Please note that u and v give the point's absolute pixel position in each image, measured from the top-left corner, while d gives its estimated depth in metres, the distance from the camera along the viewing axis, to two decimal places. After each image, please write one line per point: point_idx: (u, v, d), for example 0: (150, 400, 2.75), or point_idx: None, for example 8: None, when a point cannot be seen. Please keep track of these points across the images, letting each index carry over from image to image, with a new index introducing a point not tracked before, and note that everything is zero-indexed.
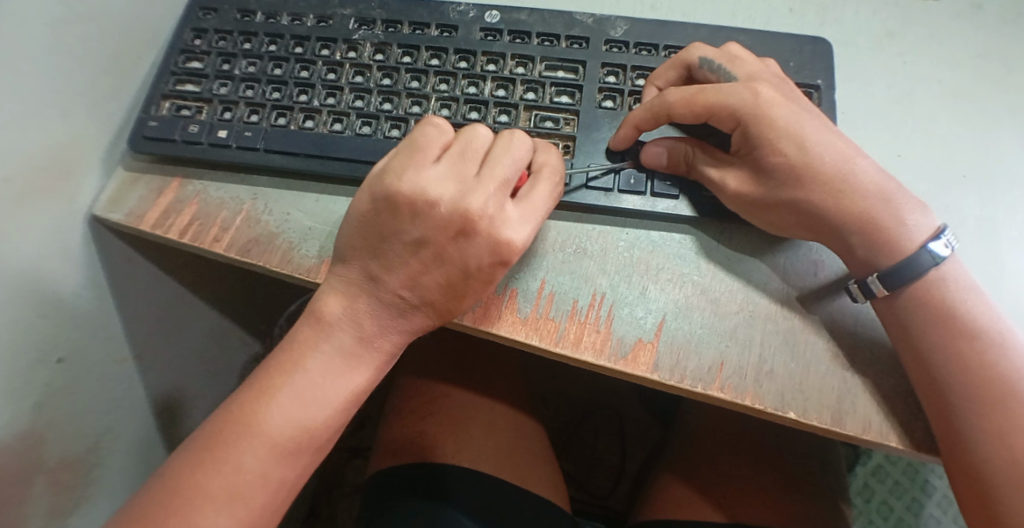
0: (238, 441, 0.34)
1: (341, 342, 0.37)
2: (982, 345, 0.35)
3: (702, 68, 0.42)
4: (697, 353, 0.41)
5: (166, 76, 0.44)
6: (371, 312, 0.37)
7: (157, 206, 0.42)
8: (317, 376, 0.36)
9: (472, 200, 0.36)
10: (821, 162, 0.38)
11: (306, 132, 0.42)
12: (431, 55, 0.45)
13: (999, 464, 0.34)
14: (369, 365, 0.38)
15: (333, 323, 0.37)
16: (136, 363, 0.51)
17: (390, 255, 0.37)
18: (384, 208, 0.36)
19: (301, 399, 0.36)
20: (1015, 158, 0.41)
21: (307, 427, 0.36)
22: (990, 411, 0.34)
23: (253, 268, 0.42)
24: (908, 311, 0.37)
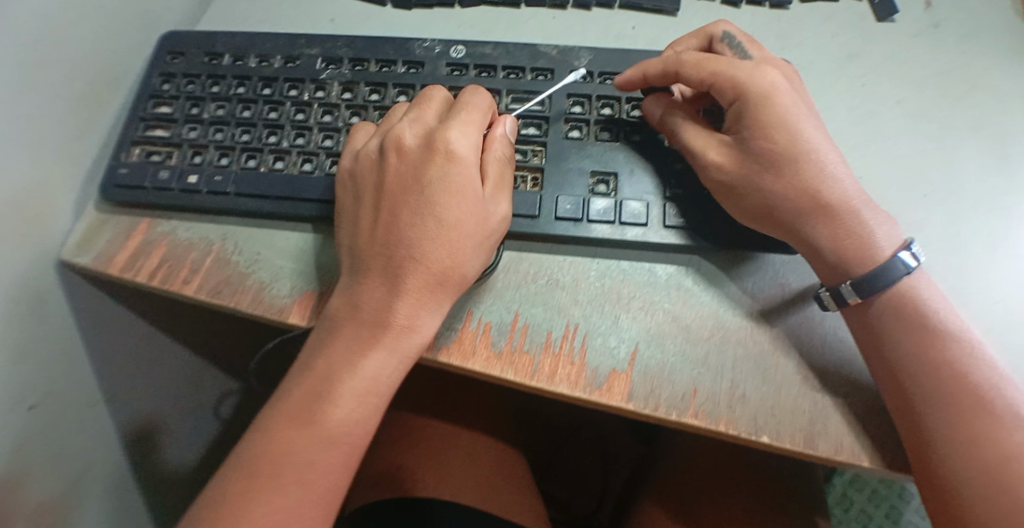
0: (264, 446, 0.35)
1: (347, 333, 0.37)
2: (954, 357, 0.36)
3: (724, 41, 0.43)
4: (670, 381, 0.39)
5: (136, 123, 0.46)
6: (362, 289, 0.38)
7: (126, 248, 0.45)
8: (329, 366, 0.37)
9: (404, 133, 0.39)
10: (804, 155, 0.38)
11: (275, 174, 0.43)
12: (399, 91, 0.45)
13: (972, 477, 0.34)
14: (381, 343, 0.37)
15: (338, 319, 0.38)
16: (109, 405, 0.55)
17: (365, 217, 0.39)
18: (347, 187, 0.40)
19: (317, 395, 0.36)
20: (972, 177, 0.44)
21: (327, 426, 0.35)
22: (963, 421, 0.35)
23: (223, 309, 0.43)
24: (879, 322, 0.37)
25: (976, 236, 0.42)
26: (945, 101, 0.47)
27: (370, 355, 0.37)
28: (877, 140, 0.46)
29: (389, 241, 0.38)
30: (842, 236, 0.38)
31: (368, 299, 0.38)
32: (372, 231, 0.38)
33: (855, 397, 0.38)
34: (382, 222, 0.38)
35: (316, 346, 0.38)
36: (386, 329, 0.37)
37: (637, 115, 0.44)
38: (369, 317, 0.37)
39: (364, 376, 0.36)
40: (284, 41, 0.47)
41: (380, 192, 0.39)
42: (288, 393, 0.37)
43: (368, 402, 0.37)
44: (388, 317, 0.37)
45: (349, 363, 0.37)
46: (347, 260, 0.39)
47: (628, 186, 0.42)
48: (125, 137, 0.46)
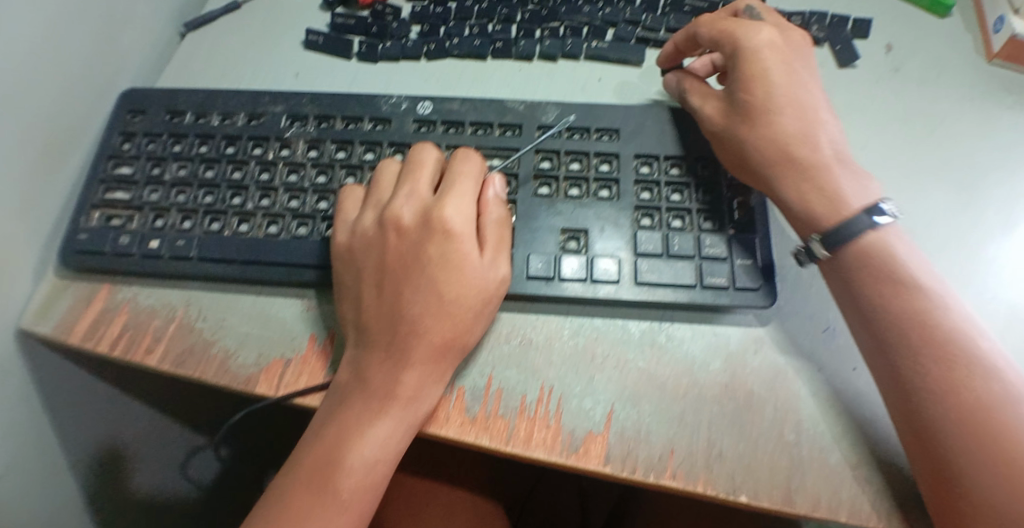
0: (276, 512, 0.35)
1: (353, 405, 0.37)
2: (929, 307, 0.36)
3: (746, 13, 0.46)
4: (647, 442, 0.38)
5: (96, 185, 0.44)
6: (367, 361, 0.38)
7: (86, 316, 0.44)
8: (338, 434, 0.36)
9: (402, 211, 0.39)
10: (795, 126, 0.40)
11: (240, 237, 0.42)
12: (366, 149, 0.44)
13: (953, 429, 0.33)
14: (391, 413, 0.36)
15: (346, 389, 0.38)
16: (73, 470, 0.53)
17: (366, 290, 0.39)
18: (346, 253, 0.40)
19: (328, 463, 0.36)
20: (938, 222, 0.45)
21: (339, 493, 0.35)
22: (941, 370, 0.34)
23: (188, 379, 0.42)
24: (848, 270, 0.38)
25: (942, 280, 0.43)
26: (907, 147, 0.48)
27: (379, 422, 0.36)
28: None
29: (394, 317, 0.38)
30: (807, 188, 0.40)
31: (374, 371, 0.37)
32: (375, 307, 0.38)
33: (829, 452, 0.38)
34: (384, 300, 0.38)
35: (325, 412, 0.38)
36: (393, 398, 0.36)
37: (606, 169, 0.44)
38: (375, 390, 0.37)
39: (376, 445, 0.36)
40: (247, 98, 0.46)
41: (382, 269, 0.39)
42: (300, 458, 0.37)
43: (378, 466, 0.36)
44: (396, 387, 0.37)
45: (359, 431, 0.36)
46: (352, 334, 0.39)
47: (599, 242, 0.42)
48: (84, 200, 0.44)
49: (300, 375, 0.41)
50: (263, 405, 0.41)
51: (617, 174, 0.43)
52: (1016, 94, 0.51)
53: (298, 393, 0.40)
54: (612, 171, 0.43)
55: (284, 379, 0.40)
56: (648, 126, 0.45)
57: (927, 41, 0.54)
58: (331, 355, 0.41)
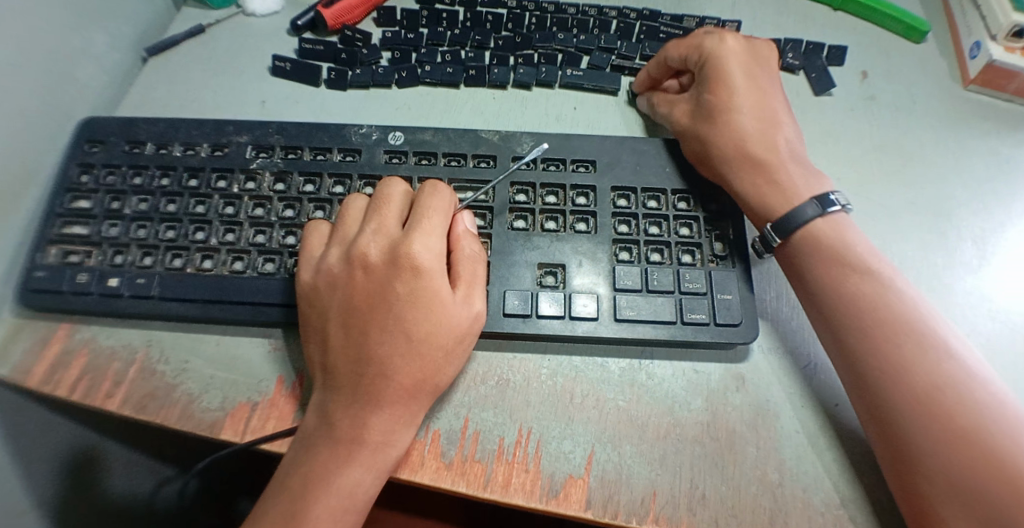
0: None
1: (320, 452, 0.35)
2: (877, 289, 0.38)
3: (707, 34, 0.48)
4: (628, 485, 0.37)
5: (52, 219, 0.42)
6: (335, 404, 0.36)
7: (42, 360, 0.42)
8: (305, 483, 0.35)
9: (367, 248, 0.38)
10: (756, 124, 0.43)
11: (203, 274, 0.40)
12: (335, 181, 0.43)
13: (912, 419, 0.34)
14: (360, 460, 0.35)
15: (313, 436, 0.36)
16: (38, 511, 0.51)
17: (331, 330, 0.37)
18: (310, 291, 0.38)
19: (293, 516, 0.34)
20: (917, 252, 0.45)
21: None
22: (889, 347, 0.36)
23: (150, 425, 0.40)
24: (800, 256, 0.41)
25: None
26: (884, 175, 0.48)
27: (348, 469, 0.35)
28: None
29: (362, 360, 0.36)
30: (762, 183, 0.42)
31: (341, 415, 0.36)
32: (341, 348, 0.37)
33: (813, 492, 0.38)
34: (350, 339, 0.37)
35: (291, 459, 0.36)
36: (362, 443, 0.35)
37: (582, 202, 0.43)
38: (343, 436, 0.35)
39: (344, 495, 0.34)
40: (211, 129, 0.45)
41: (348, 308, 0.37)
42: (263, 511, 0.35)
43: (346, 516, 0.35)
44: (365, 431, 0.35)
45: (327, 478, 0.35)
46: (318, 375, 0.37)
47: (577, 277, 0.41)
48: (39, 236, 0.42)
49: (267, 419, 0.39)
50: (228, 452, 0.39)
51: (593, 207, 0.43)
52: (991, 121, 0.51)
53: (265, 439, 0.38)
54: (589, 204, 0.43)
55: (250, 425, 0.39)
56: (623, 159, 0.45)
57: (904, 68, 0.54)
58: (299, 399, 0.39)
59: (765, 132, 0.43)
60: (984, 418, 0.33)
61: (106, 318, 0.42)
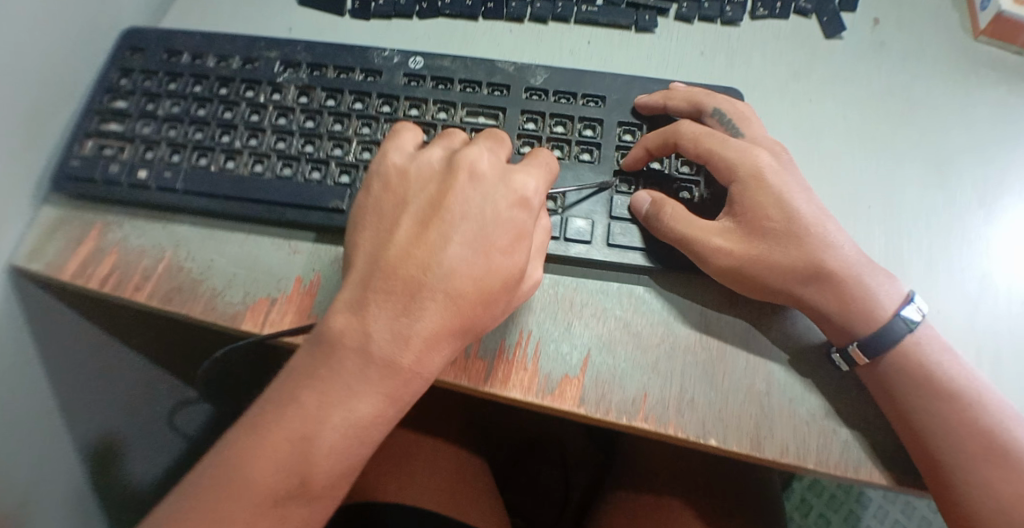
0: (239, 476, 0.33)
1: (345, 375, 0.34)
2: (961, 404, 0.37)
3: (713, 117, 0.45)
4: (621, 386, 0.40)
5: (90, 115, 0.45)
6: (378, 315, 0.34)
7: (76, 256, 0.44)
8: (319, 405, 0.34)
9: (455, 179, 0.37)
10: (802, 239, 0.40)
11: (226, 173, 0.43)
12: (355, 98, 0.45)
13: (938, 425, 0.37)
14: (384, 390, 0.34)
15: (342, 342, 0.34)
16: (60, 414, 0.54)
17: (397, 246, 0.35)
18: (386, 196, 0.38)
19: (305, 435, 0.33)
20: (913, 192, 0.46)
21: (313, 467, 0.33)
22: (908, 361, 0.38)
23: (176, 317, 0.42)
24: (891, 379, 0.38)
25: (917, 250, 0.44)
26: (889, 119, 0.49)
27: (367, 396, 0.34)
28: (822, 155, 0.47)
29: (433, 282, 0.34)
30: (841, 301, 0.39)
31: (381, 329, 0.34)
32: (411, 262, 0.35)
33: (798, 402, 0.40)
34: (422, 255, 0.35)
35: (306, 373, 0.35)
36: (393, 372, 0.34)
37: (589, 134, 0.45)
38: (375, 360, 0.34)
39: (358, 418, 0.34)
40: (243, 43, 0.47)
41: (422, 229, 0.36)
42: (271, 421, 0.34)
43: (352, 440, 0.34)
44: (397, 358, 0.34)
45: (347, 404, 0.34)
46: (358, 282, 0.35)
47: (576, 203, 0.43)
48: (78, 129, 0.45)
49: (285, 314, 0.42)
50: (247, 343, 0.42)
51: (599, 139, 0.45)
52: (1002, 71, 0.51)
53: (283, 331, 0.41)
54: (595, 135, 0.45)
55: (269, 317, 0.41)
56: (632, 98, 0.46)
57: (917, 16, 0.54)
58: (316, 296, 0.42)
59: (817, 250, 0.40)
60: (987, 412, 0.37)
61: (133, 208, 0.45)
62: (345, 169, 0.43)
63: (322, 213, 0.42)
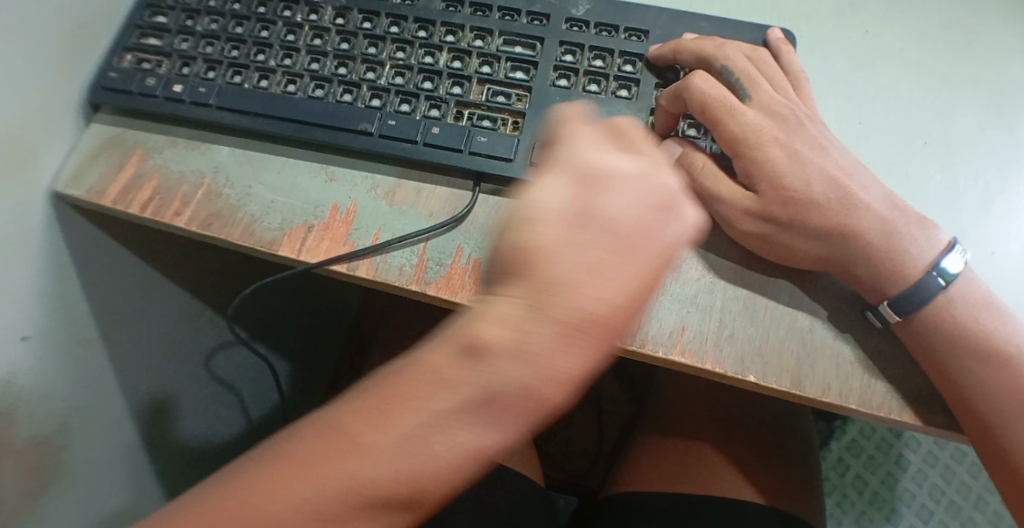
0: (342, 470, 0.27)
1: (490, 399, 0.28)
2: (1001, 358, 0.36)
3: (723, 75, 0.41)
4: (658, 319, 0.39)
5: (132, 30, 0.48)
6: (545, 343, 0.28)
7: (117, 183, 0.45)
8: (448, 410, 0.28)
9: (627, 184, 0.32)
10: (830, 189, 0.38)
11: (258, 91, 0.44)
12: (391, 22, 0.45)
13: (980, 380, 0.35)
14: (521, 419, 0.28)
15: (498, 356, 0.28)
16: (104, 342, 0.55)
17: (570, 254, 0.30)
18: (591, 180, 0.32)
19: (421, 441, 0.28)
20: (975, 128, 0.44)
21: (420, 477, 0.28)
22: (948, 318, 0.36)
23: (214, 242, 0.43)
24: (929, 336, 0.36)
25: (975, 187, 0.42)
26: (951, 51, 0.46)
27: (496, 422, 0.28)
28: (878, 89, 0.45)
29: (621, 305, 0.29)
30: (876, 261, 0.37)
31: (535, 363, 0.28)
32: (585, 286, 0.29)
33: (842, 341, 0.38)
34: (586, 260, 0.30)
35: (440, 378, 0.29)
36: (536, 401, 0.28)
37: (628, 70, 0.43)
38: (524, 390, 0.28)
39: (478, 442, 0.28)
40: None
41: (601, 234, 0.30)
42: (394, 418, 0.28)
43: (469, 463, 0.28)
44: (546, 386, 0.28)
45: (478, 430, 0.28)
46: (522, 298, 0.29)
47: None
48: (118, 43, 0.47)
49: (321, 241, 0.41)
50: (285, 269, 0.42)
51: (638, 75, 0.43)
52: None
53: (320, 257, 0.41)
54: (634, 72, 0.43)
55: (306, 244, 0.41)
56: (677, 34, 0.45)
57: None
58: (353, 224, 0.42)
59: (847, 200, 0.37)
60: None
61: (166, 124, 0.47)
62: (376, 94, 0.43)
63: (348, 135, 0.43)
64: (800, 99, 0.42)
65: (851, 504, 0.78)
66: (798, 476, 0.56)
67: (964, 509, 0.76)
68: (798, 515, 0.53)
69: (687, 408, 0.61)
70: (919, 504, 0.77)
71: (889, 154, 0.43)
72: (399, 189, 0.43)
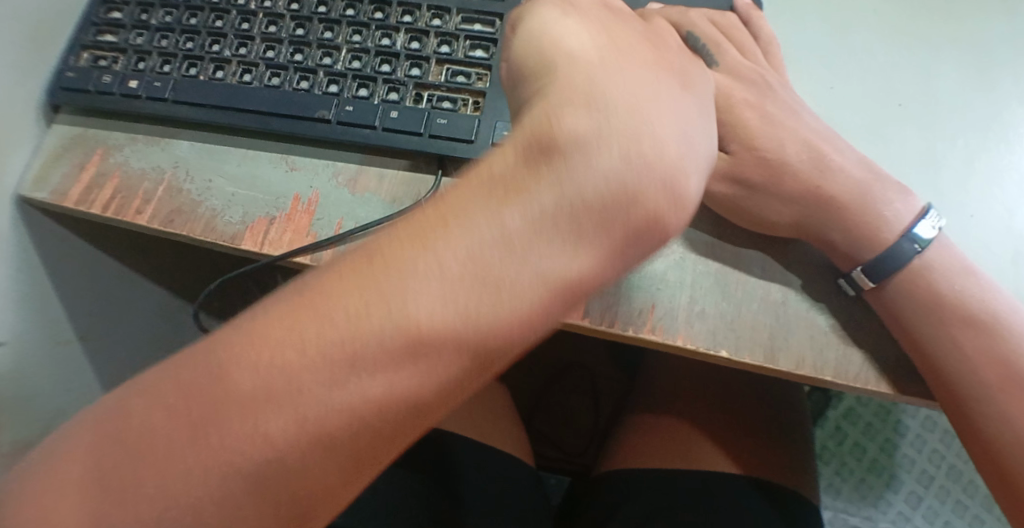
0: (372, 323, 0.22)
1: (569, 190, 0.23)
2: (977, 324, 0.35)
3: (688, 42, 0.40)
4: (626, 298, 0.38)
5: (87, 27, 0.47)
6: (625, 136, 0.24)
7: (79, 183, 0.44)
8: (520, 231, 0.23)
9: (645, 37, 0.28)
10: (796, 158, 0.37)
11: (214, 82, 0.43)
12: (347, 4, 0.44)
13: (949, 347, 0.35)
14: (617, 239, 0.23)
15: (568, 151, 0.23)
16: (83, 343, 0.55)
17: (614, 67, 0.26)
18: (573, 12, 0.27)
19: (488, 273, 0.23)
20: (951, 87, 0.42)
21: (484, 326, 0.23)
22: (921, 287, 0.35)
23: (177, 238, 0.42)
24: (900, 305, 0.35)
25: (953, 147, 0.41)
26: (926, 9, 0.45)
27: (599, 240, 0.23)
28: (852, 52, 0.44)
29: (688, 118, 0.26)
30: (850, 229, 0.36)
31: (630, 150, 0.23)
32: (648, 95, 0.25)
33: (816, 313, 0.37)
34: (659, 86, 0.26)
35: (502, 184, 0.23)
36: (637, 217, 0.23)
37: None
38: (620, 199, 0.23)
39: (570, 270, 0.23)
40: None
41: (654, 63, 0.27)
42: (441, 256, 0.23)
43: (551, 308, 0.23)
44: (648, 196, 0.23)
45: (557, 248, 0.23)
46: (580, 101, 0.24)
47: None
48: (73, 41, 0.46)
49: (283, 233, 0.41)
50: (249, 262, 0.41)
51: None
52: None
53: (282, 250, 0.40)
54: None
55: (268, 237, 0.41)
56: (640, 5, 0.43)
57: None
58: (314, 213, 0.41)
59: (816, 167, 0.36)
60: (1008, 329, 0.35)
61: (125, 121, 0.46)
62: (333, 79, 0.42)
63: (306, 123, 0.42)
64: (770, 64, 0.40)
65: (850, 472, 0.78)
66: (786, 449, 0.55)
67: (965, 472, 0.76)
68: (785, 486, 0.52)
69: (675, 385, 0.60)
70: (919, 469, 0.77)
71: (863, 118, 0.42)
72: (361, 176, 0.42)
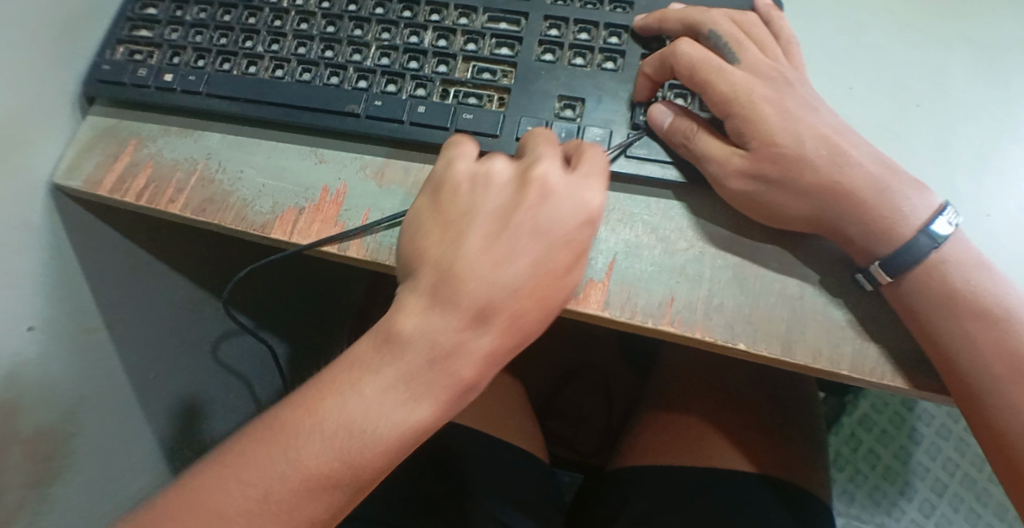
0: (269, 465, 0.30)
1: (403, 372, 0.31)
2: (993, 318, 0.35)
3: (710, 40, 0.41)
4: (646, 290, 0.39)
5: (124, 23, 0.48)
6: (442, 320, 0.31)
7: (112, 172, 0.46)
8: (373, 402, 0.31)
9: (505, 201, 0.33)
10: (818, 152, 0.37)
11: (247, 76, 0.45)
12: (376, 3, 0.45)
13: (965, 342, 0.35)
14: (436, 394, 0.31)
15: (405, 341, 0.31)
16: (109, 330, 0.56)
17: (460, 256, 0.32)
18: (444, 199, 0.35)
19: (354, 425, 0.31)
20: (967, 87, 0.43)
21: (359, 456, 0.31)
22: (938, 281, 0.36)
23: (208, 226, 0.44)
24: (917, 299, 0.36)
25: (968, 147, 0.41)
26: (942, 10, 0.46)
27: (427, 394, 0.31)
28: (868, 53, 0.45)
29: (522, 282, 0.32)
30: (868, 224, 0.37)
31: (456, 326, 0.31)
32: (483, 280, 0.31)
33: (833, 307, 0.38)
34: (501, 263, 0.32)
35: (357, 366, 0.32)
36: (452, 376, 0.31)
37: (614, 42, 0.43)
38: (437, 363, 0.31)
39: (412, 418, 0.31)
40: None
41: (504, 236, 0.32)
42: (317, 419, 0.31)
43: (400, 442, 0.31)
44: (458, 365, 0.31)
45: (399, 407, 0.31)
46: (422, 291, 0.32)
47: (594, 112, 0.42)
48: (110, 36, 0.48)
49: (311, 222, 0.42)
50: (278, 251, 0.42)
51: (624, 47, 0.43)
52: None
53: (311, 239, 0.41)
54: (620, 43, 0.43)
55: (297, 226, 0.42)
56: (662, 5, 0.44)
57: None
58: (342, 204, 0.42)
59: (837, 162, 0.37)
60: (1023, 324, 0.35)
61: (158, 113, 0.48)
62: (362, 75, 0.44)
63: (335, 117, 0.43)
64: (790, 62, 0.41)
65: (864, 478, 0.78)
66: (800, 447, 0.55)
67: (980, 481, 0.76)
68: (799, 484, 0.53)
69: (687, 383, 0.61)
70: (933, 477, 0.77)
71: (879, 116, 0.43)
72: (388, 169, 0.43)
